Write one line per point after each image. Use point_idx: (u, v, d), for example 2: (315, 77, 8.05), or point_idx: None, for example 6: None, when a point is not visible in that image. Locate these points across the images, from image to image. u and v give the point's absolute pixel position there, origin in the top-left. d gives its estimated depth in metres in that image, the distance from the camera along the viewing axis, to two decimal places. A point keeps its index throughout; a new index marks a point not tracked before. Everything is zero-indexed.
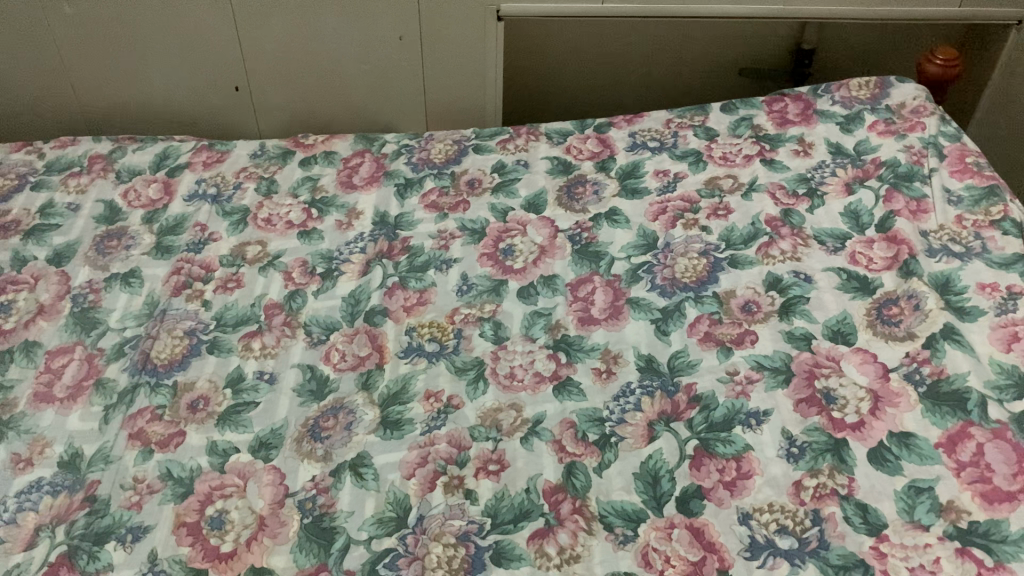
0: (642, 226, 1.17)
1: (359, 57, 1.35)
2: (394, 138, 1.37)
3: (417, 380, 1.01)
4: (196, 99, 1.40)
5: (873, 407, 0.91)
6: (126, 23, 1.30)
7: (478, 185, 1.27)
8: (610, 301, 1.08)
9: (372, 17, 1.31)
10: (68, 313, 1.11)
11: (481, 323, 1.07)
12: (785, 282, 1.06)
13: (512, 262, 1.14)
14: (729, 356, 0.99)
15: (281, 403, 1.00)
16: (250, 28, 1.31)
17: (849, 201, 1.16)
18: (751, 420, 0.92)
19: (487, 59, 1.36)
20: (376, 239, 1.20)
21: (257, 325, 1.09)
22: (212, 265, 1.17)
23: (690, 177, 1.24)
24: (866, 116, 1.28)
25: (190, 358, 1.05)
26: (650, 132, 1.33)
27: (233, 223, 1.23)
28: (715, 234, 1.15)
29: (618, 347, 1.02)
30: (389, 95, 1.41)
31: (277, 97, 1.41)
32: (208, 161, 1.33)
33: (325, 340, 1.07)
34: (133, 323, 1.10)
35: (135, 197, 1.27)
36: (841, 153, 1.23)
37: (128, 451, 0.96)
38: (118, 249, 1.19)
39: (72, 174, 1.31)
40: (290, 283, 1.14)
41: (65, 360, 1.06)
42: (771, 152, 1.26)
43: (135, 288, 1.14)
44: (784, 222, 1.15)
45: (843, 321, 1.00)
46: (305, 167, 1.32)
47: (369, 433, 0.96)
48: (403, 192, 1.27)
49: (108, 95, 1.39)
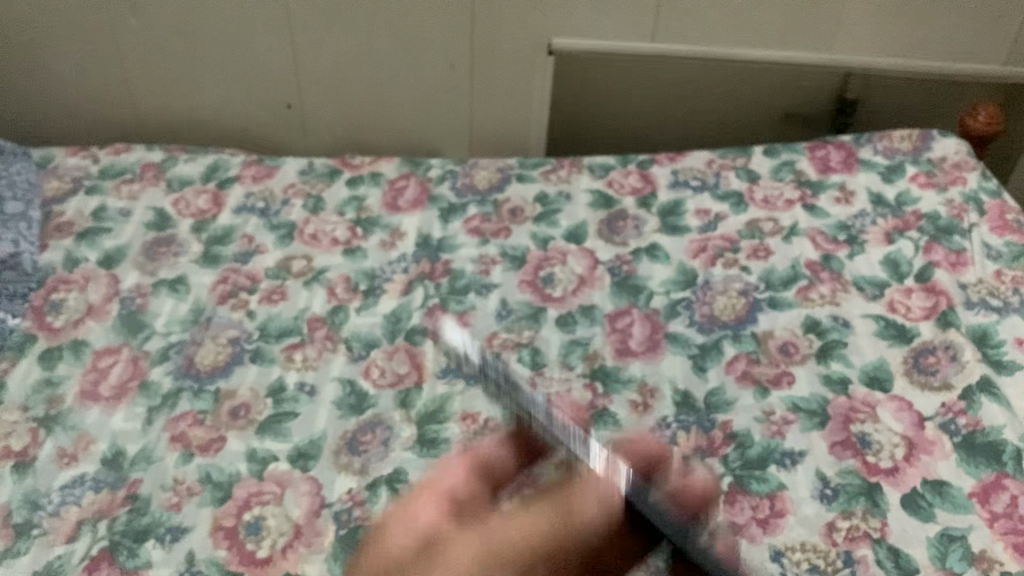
0: (682, 263, 1.20)
1: (410, 83, 1.39)
2: (439, 164, 1.39)
3: (455, 400, 1.03)
4: (249, 114, 1.43)
5: (907, 454, 0.91)
6: (187, 35, 1.34)
7: (521, 214, 1.30)
8: (647, 334, 1.10)
9: (424, 44, 1.34)
10: (116, 315, 1.14)
11: (519, 349, 1.09)
12: (823, 326, 1.07)
13: (551, 290, 1.17)
14: (765, 396, 1.00)
15: (320, 415, 1.02)
16: (306, 48, 1.35)
17: (888, 249, 1.18)
18: (786, 460, 0.93)
19: (534, 90, 1.39)
20: (418, 260, 1.22)
21: (299, 337, 1.11)
22: (258, 276, 1.19)
23: (731, 218, 1.27)
24: (907, 167, 1.32)
25: (233, 366, 1.08)
26: (691, 172, 1.36)
27: (280, 237, 1.25)
28: (754, 274, 1.17)
29: (655, 380, 1.03)
30: (437, 122, 1.43)
31: (326, 116, 1.43)
32: (258, 175, 1.35)
33: (365, 355, 1.09)
34: (179, 329, 1.12)
35: (185, 206, 1.30)
36: (881, 204, 1.26)
37: (169, 453, 0.98)
38: (166, 255, 1.22)
39: (125, 181, 1.34)
40: (333, 298, 1.16)
41: (111, 360, 1.08)
42: (812, 198, 1.28)
43: (182, 294, 1.17)
44: (823, 266, 1.16)
45: (879, 368, 1.01)
46: (352, 187, 1.34)
47: (405, 449, 0.98)
48: (446, 216, 1.30)
49: (160, 104, 1.42)
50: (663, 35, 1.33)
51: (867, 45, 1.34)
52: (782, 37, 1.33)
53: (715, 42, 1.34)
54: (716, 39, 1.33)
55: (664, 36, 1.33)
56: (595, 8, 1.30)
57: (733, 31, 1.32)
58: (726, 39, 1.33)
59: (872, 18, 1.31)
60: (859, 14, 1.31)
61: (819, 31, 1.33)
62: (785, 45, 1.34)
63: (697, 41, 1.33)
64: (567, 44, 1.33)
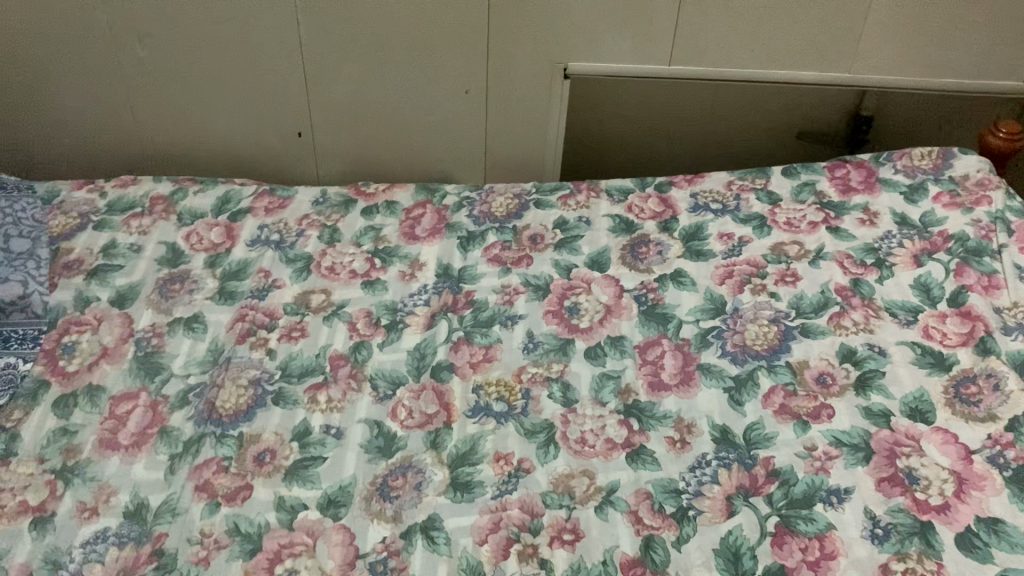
0: (709, 289, 1.17)
1: (425, 108, 1.37)
2: (455, 190, 1.37)
3: (486, 440, 1.00)
4: (259, 143, 1.40)
5: (957, 490, 0.89)
6: (197, 64, 1.31)
7: (541, 241, 1.27)
8: (680, 366, 1.07)
9: (439, 70, 1.32)
10: (132, 358, 1.10)
11: (550, 383, 1.06)
12: (859, 355, 1.05)
13: (578, 320, 1.14)
14: (806, 430, 0.97)
15: (349, 459, 0.99)
16: (318, 76, 1.33)
17: (918, 273, 1.16)
18: (832, 498, 0.90)
19: (551, 115, 1.37)
20: (440, 291, 1.19)
21: (322, 377, 1.08)
22: (276, 313, 1.16)
23: (756, 241, 1.24)
24: (930, 186, 1.30)
25: (255, 409, 1.04)
26: (711, 194, 1.34)
27: (296, 270, 1.22)
28: (784, 301, 1.14)
29: (691, 416, 1.01)
30: (452, 146, 1.41)
31: (339, 143, 1.40)
32: (270, 207, 1.32)
33: (391, 395, 1.05)
34: (197, 370, 1.09)
35: (197, 240, 1.26)
36: (907, 225, 1.24)
37: (194, 504, 0.95)
38: (181, 293, 1.19)
39: (134, 215, 1.30)
40: (354, 334, 1.13)
41: (129, 406, 1.05)
42: (836, 220, 1.26)
43: (199, 333, 1.14)
44: (853, 292, 1.14)
45: (920, 399, 0.99)
46: (367, 217, 1.31)
47: (439, 494, 0.95)
48: (465, 245, 1.27)
49: (168, 135, 1.39)
50: (680, 59, 1.31)
51: (887, 64, 1.33)
52: (803, 58, 1.31)
53: (734, 64, 1.32)
54: (735, 60, 1.31)
55: (681, 62, 1.31)
56: (615, 30, 1.27)
57: (753, 52, 1.30)
58: (743, 61, 1.32)
59: (893, 37, 1.29)
60: (881, 34, 1.29)
61: (840, 51, 1.31)
62: (805, 65, 1.32)
63: (716, 63, 1.32)
64: (584, 68, 1.31)
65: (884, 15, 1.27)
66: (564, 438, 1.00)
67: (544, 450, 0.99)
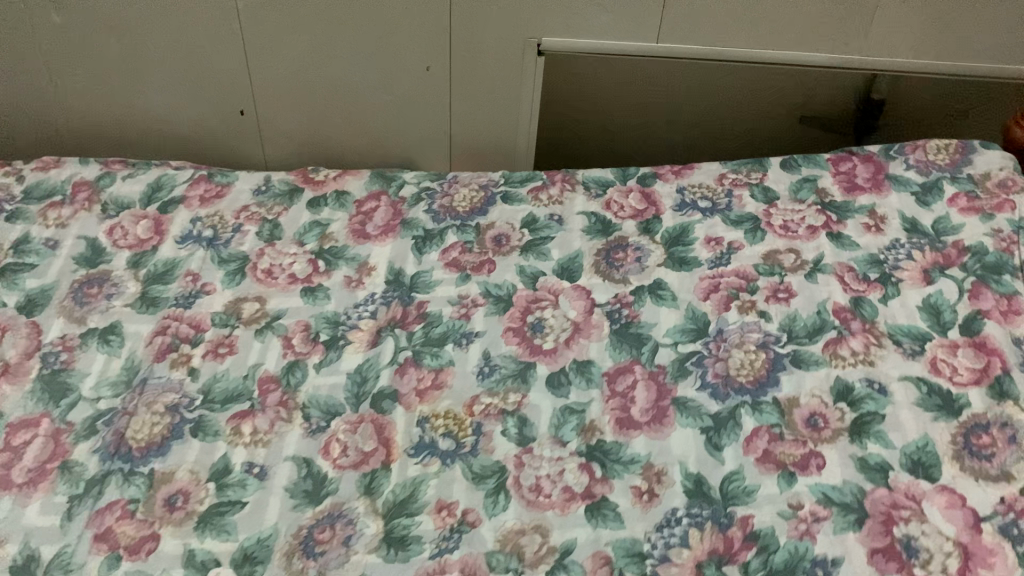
0: (691, 306, 1.04)
1: (382, 86, 1.22)
2: (414, 179, 1.24)
3: (428, 486, 0.88)
4: (198, 122, 1.26)
5: (962, 567, 0.78)
6: (121, 35, 1.16)
7: (506, 242, 1.14)
8: (652, 400, 0.94)
9: (395, 43, 1.17)
10: (36, 377, 0.98)
11: (505, 418, 0.93)
12: (856, 393, 0.92)
13: (541, 340, 1.01)
14: (792, 484, 0.85)
15: (271, 505, 0.87)
16: (260, 47, 1.18)
17: (928, 292, 1.02)
18: (817, 571, 0.78)
19: (523, 95, 1.22)
20: (389, 302, 1.06)
21: (249, 404, 0.96)
22: (203, 325, 1.03)
23: (746, 248, 1.11)
24: (945, 186, 1.15)
25: (170, 442, 0.92)
26: (700, 189, 1.20)
27: (230, 273, 1.09)
28: (775, 322, 1.01)
29: (662, 462, 0.88)
30: (413, 129, 1.27)
31: (286, 123, 1.26)
32: (206, 196, 1.18)
33: (325, 427, 0.93)
34: (109, 393, 0.97)
35: (121, 235, 1.13)
36: (917, 232, 1.10)
37: (91, 557, 0.83)
38: (98, 298, 1.06)
39: (53, 205, 1.16)
40: (289, 352, 1.01)
41: (28, 436, 0.92)
42: (837, 225, 1.12)
43: (114, 348, 1.01)
44: (853, 314, 1.01)
45: (924, 450, 0.86)
46: (314, 210, 1.18)
47: (370, 552, 0.83)
48: (422, 246, 1.13)
49: (95, 112, 1.25)
50: (668, 35, 1.16)
51: (906, 45, 1.17)
52: (809, 36, 1.16)
53: (733, 42, 1.16)
54: (734, 38, 1.16)
55: (670, 38, 1.16)
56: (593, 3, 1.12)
57: (754, 29, 1.15)
58: (741, 40, 1.16)
59: (912, 14, 1.14)
60: (898, 10, 1.14)
61: (851, 30, 1.15)
62: (812, 45, 1.17)
63: (712, 41, 1.16)
64: (559, 44, 1.16)
65: None
66: (517, 485, 0.87)
67: (493, 500, 0.86)
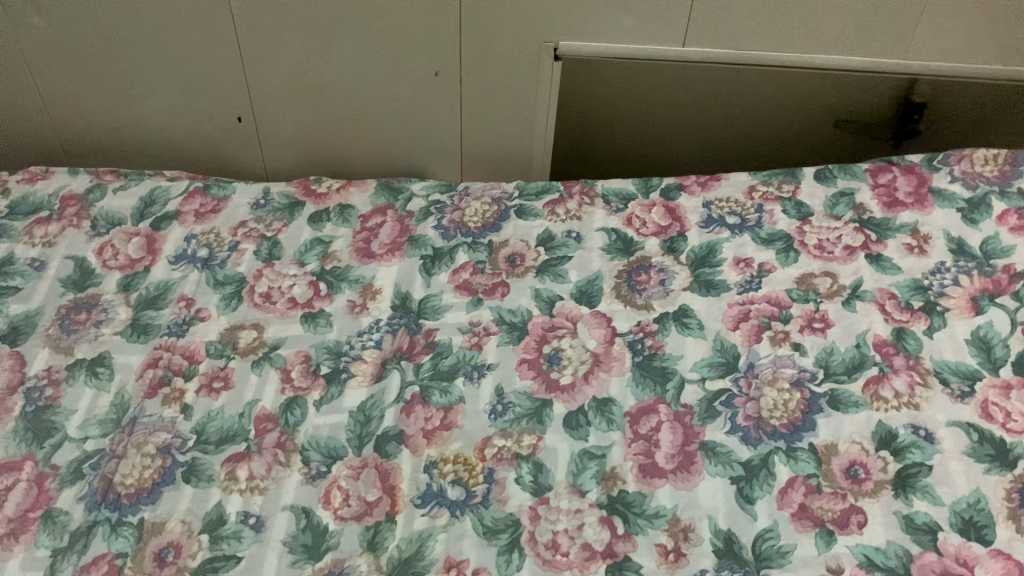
0: (719, 336, 0.96)
1: (387, 92, 1.15)
2: (422, 190, 1.17)
3: (435, 541, 0.81)
4: (193, 129, 1.20)
5: None
6: (109, 39, 1.10)
7: (520, 262, 1.07)
8: (678, 444, 0.87)
9: (400, 47, 1.10)
10: (19, 415, 0.92)
11: (519, 463, 0.87)
12: (900, 441, 0.85)
13: (559, 374, 0.94)
14: (831, 544, 0.78)
15: (267, 561, 0.81)
16: (257, 53, 1.11)
17: (977, 323, 0.95)
18: None
19: (538, 100, 1.16)
20: (395, 330, 1.00)
21: (245, 445, 0.89)
22: (197, 355, 0.97)
23: (779, 271, 1.03)
24: (994, 202, 1.07)
25: (161, 487, 0.86)
26: (728, 203, 1.12)
27: (225, 298, 1.03)
28: (811, 356, 0.93)
29: (689, 516, 0.82)
30: (420, 135, 1.20)
31: (286, 130, 1.20)
32: (201, 211, 1.13)
33: (325, 473, 0.87)
34: (97, 433, 0.90)
35: (111, 255, 1.07)
36: (964, 254, 1.02)
37: None
38: (86, 325, 1.00)
39: (40, 220, 1.11)
40: (288, 387, 0.94)
41: (9, 481, 0.86)
42: (877, 245, 1.04)
43: (103, 381, 0.95)
44: (896, 348, 0.93)
45: (975, 508, 0.79)
46: (315, 225, 1.12)
47: None
48: (430, 267, 1.07)
49: (85, 118, 1.19)
50: (693, 40, 1.10)
51: (950, 50, 1.10)
52: (846, 40, 1.09)
53: (763, 46, 1.10)
54: (764, 42, 1.10)
55: (695, 42, 1.10)
56: (617, 8, 1.06)
57: (787, 33, 1.08)
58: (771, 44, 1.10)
59: (957, 17, 1.07)
60: (944, 15, 1.06)
61: (889, 34, 1.08)
62: (848, 49, 1.10)
63: (740, 45, 1.10)
64: (577, 47, 1.10)
65: None
66: (532, 541, 0.81)
67: (505, 559, 0.80)
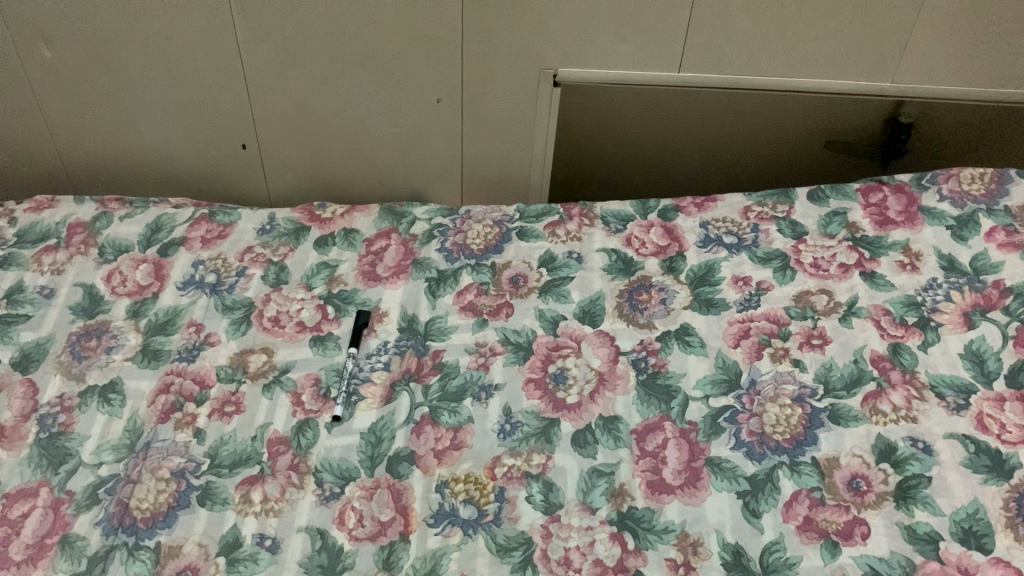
0: (720, 354, 0.99)
1: (389, 120, 1.18)
2: (425, 215, 1.20)
3: (450, 559, 0.82)
4: (198, 156, 1.22)
5: None
6: (115, 70, 1.12)
7: (524, 283, 1.09)
8: (684, 460, 0.89)
9: (402, 76, 1.12)
10: (32, 443, 0.93)
11: (529, 481, 0.88)
12: (900, 453, 0.87)
13: (565, 394, 0.96)
14: (836, 555, 0.80)
15: None
16: (263, 82, 1.13)
17: (969, 337, 0.98)
18: None
19: (538, 126, 1.19)
20: (402, 351, 1.02)
21: (258, 468, 0.90)
22: (208, 380, 0.98)
23: (776, 289, 1.05)
24: (981, 219, 1.10)
25: (176, 511, 0.86)
26: (724, 223, 1.15)
27: (234, 322, 1.04)
28: (810, 372, 0.96)
29: (697, 531, 0.83)
30: (422, 161, 1.23)
31: (290, 157, 1.22)
32: (207, 236, 1.15)
33: (338, 494, 0.88)
34: (111, 458, 0.91)
35: (119, 282, 1.10)
36: (954, 270, 1.05)
37: None
38: (96, 352, 1.01)
39: (48, 248, 1.14)
40: (299, 410, 0.95)
41: (25, 508, 0.87)
42: (870, 263, 1.07)
43: (115, 407, 0.96)
44: (892, 363, 0.96)
45: (974, 517, 0.82)
46: (321, 250, 1.14)
47: None
48: (435, 288, 1.09)
49: (90, 146, 1.21)
50: (690, 66, 1.13)
51: (939, 74, 1.14)
52: (838, 64, 1.13)
53: (758, 71, 1.13)
54: (758, 67, 1.13)
55: (692, 67, 1.13)
56: (612, 33, 1.09)
57: (780, 58, 1.12)
58: (765, 70, 1.13)
59: (942, 44, 1.10)
60: (930, 39, 1.10)
61: (878, 59, 1.12)
62: (839, 73, 1.14)
63: (734, 71, 1.13)
64: (575, 74, 1.13)
65: (934, 22, 1.08)
66: (544, 558, 0.82)
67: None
